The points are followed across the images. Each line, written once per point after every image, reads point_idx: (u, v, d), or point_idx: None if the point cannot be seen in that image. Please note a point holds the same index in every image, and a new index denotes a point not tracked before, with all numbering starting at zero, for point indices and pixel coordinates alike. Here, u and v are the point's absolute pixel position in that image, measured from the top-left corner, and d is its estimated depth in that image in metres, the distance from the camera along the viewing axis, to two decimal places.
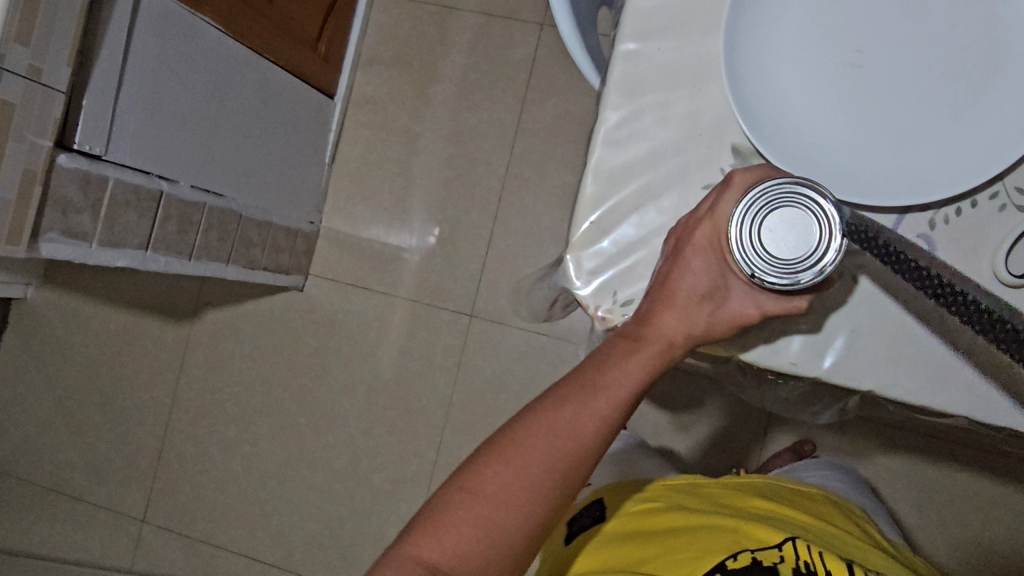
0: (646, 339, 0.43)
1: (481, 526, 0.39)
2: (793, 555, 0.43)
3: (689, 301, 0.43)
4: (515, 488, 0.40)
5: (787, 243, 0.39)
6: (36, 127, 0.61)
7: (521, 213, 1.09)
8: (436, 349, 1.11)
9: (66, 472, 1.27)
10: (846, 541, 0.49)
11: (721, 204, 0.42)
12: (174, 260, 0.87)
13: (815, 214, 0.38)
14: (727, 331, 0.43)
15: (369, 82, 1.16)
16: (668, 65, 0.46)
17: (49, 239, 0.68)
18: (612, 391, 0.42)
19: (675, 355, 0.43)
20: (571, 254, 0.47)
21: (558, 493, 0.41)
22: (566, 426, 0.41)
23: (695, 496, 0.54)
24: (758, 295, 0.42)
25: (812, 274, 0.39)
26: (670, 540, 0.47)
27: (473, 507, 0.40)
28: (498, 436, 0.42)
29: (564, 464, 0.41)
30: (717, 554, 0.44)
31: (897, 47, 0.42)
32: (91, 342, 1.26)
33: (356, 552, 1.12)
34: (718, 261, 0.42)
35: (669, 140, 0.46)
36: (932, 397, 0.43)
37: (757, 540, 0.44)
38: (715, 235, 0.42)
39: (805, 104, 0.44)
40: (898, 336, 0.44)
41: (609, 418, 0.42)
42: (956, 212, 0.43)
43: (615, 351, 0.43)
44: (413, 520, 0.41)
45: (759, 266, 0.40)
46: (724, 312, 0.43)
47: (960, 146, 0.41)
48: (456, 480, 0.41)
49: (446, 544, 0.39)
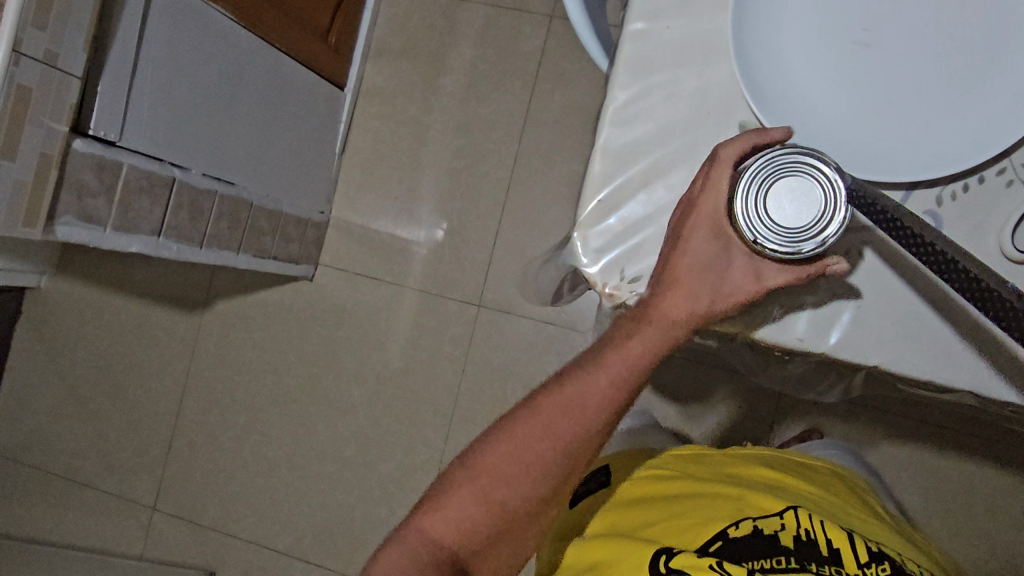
0: (649, 318, 0.43)
1: (483, 501, 0.44)
2: (795, 523, 0.43)
3: (692, 277, 0.43)
4: (516, 466, 0.44)
5: (791, 211, 0.39)
6: (52, 112, 0.62)
7: (529, 203, 1.09)
8: (445, 339, 1.11)
9: (78, 460, 1.28)
10: (848, 511, 0.49)
11: (717, 181, 0.42)
12: (186, 247, 0.88)
13: (821, 185, 0.39)
14: (733, 304, 0.43)
15: (379, 73, 1.17)
16: (676, 44, 0.47)
17: (64, 223, 0.68)
18: (613, 372, 0.44)
19: (678, 335, 0.43)
20: (579, 232, 0.48)
21: (560, 471, 0.45)
22: (568, 410, 0.44)
23: (700, 466, 0.54)
24: (761, 263, 0.42)
25: (814, 244, 0.39)
26: (673, 508, 0.47)
27: (478, 482, 0.44)
28: (507, 416, 0.46)
29: (566, 444, 0.44)
30: (719, 522, 0.44)
31: (905, 25, 0.43)
32: (104, 332, 1.27)
33: (364, 539, 1.13)
34: (720, 235, 0.42)
35: (677, 117, 0.47)
36: (936, 372, 0.43)
37: (759, 510, 0.45)
38: (716, 211, 0.42)
39: (812, 80, 0.44)
40: (902, 310, 0.44)
41: (611, 400, 0.44)
42: (964, 188, 0.43)
43: (619, 332, 0.44)
44: (428, 492, 0.46)
45: (761, 233, 0.40)
46: (728, 288, 0.42)
47: (966, 123, 0.42)
48: (468, 457, 0.46)
49: (451, 517, 0.44)
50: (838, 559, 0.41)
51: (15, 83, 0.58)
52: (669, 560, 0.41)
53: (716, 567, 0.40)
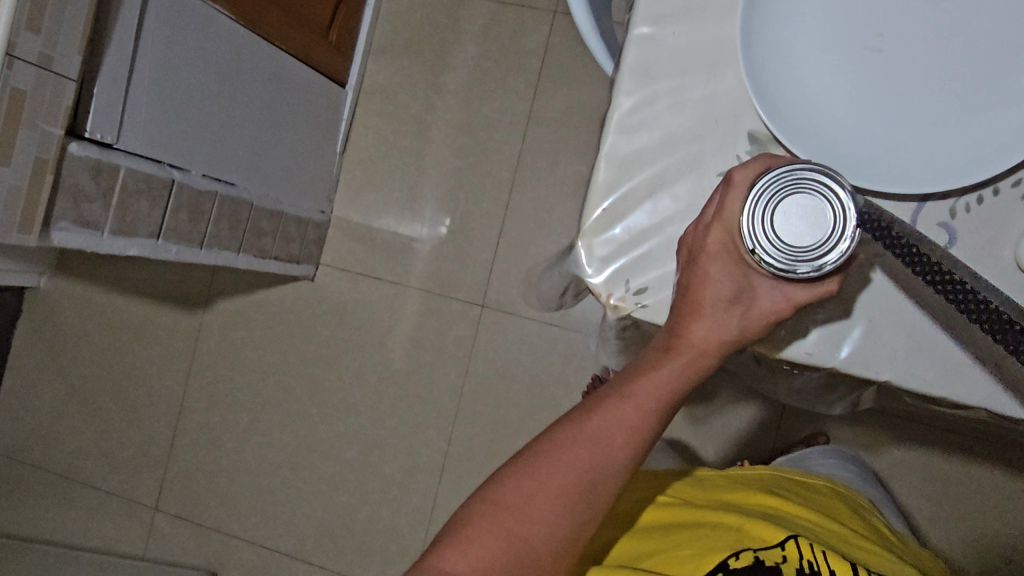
0: (676, 348, 0.42)
1: (505, 538, 0.40)
2: (797, 555, 0.42)
3: (716, 308, 0.41)
4: (540, 501, 0.41)
5: (797, 230, 0.39)
6: (47, 115, 0.61)
7: (532, 202, 1.08)
8: (448, 340, 1.10)
9: (80, 459, 1.28)
10: (854, 539, 0.48)
11: (728, 203, 0.41)
12: (185, 249, 0.87)
13: (833, 209, 0.38)
14: (762, 330, 0.42)
15: (381, 71, 1.15)
16: (683, 50, 0.46)
17: (61, 228, 0.68)
18: (641, 402, 0.42)
19: (706, 364, 0.42)
20: (583, 241, 0.47)
21: (586, 506, 0.41)
22: (592, 439, 0.42)
23: (703, 493, 0.53)
24: (786, 287, 0.41)
25: (811, 270, 0.39)
26: (674, 540, 0.47)
27: (497, 518, 0.41)
28: (526, 449, 0.43)
29: (592, 475, 0.41)
30: (720, 553, 0.43)
31: (920, 31, 0.41)
32: (105, 331, 1.27)
33: (367, 541, 1.12)
34: (737, 262, 0.41)
35: (683, 126, 0.45)
36: (948, 389, 0.42)
37: (761, 540, 0.44)
38: (728, 235, 0.41)
39: (822, 88, 0.43)
40: (912, 326, 0.43)
41: (638, 432, 0.42)
42: (978, 200, 0.42)
43: (645, 363, 0.43)
44: (439, 533, 0.42)
45: (762, 242, 0.39)
46: (755, 312, 0.41)
47: (981, 132, 0.40)
48: (485, 492, 0.42)
49: (467, 555, 0.40)
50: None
51: (9, 87, 0.57)
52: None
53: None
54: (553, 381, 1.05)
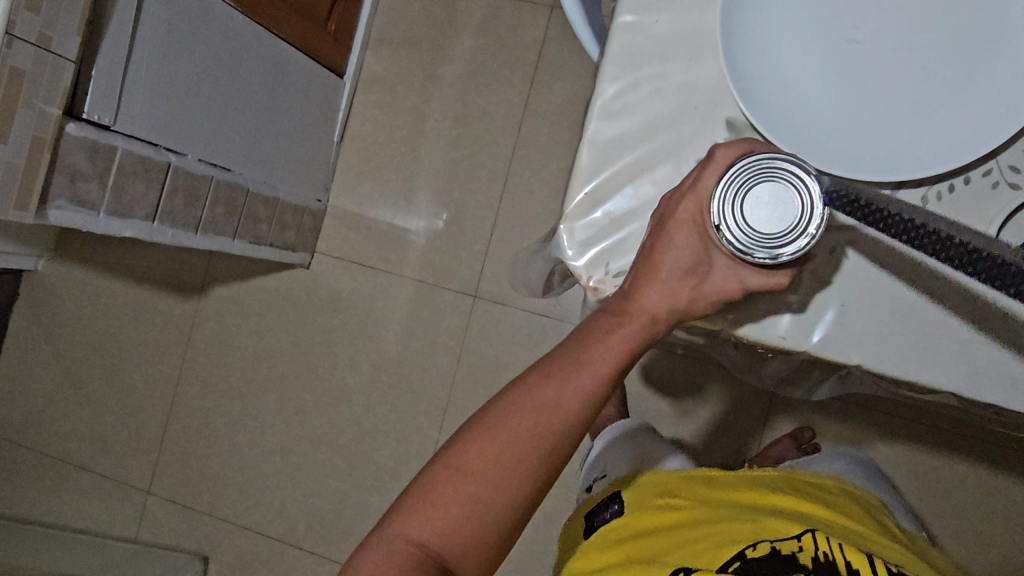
0: (629, 313, 0.44)
1: (466, 504, 0.42)
2: (812, 545, 0.43)
3: (672, 276, 0.44)
4: (499, 465, 0.42)
5: (762, 216, 0.40)
6: (45, 95, 0.62)
7: (525, 195, 1.09)
8: (440, 329, 1.12)
9: (73, 442, 1.29)
10: (868, 537, 0.48)
11: (704, 177, 0.43)
12: (181, 233, 0.88)
13: (803, 201, 0.39)
14: (711, 305, 0.44)
15: (378, 62, 1.16)
16: (664, 39, 0.47)
17: (56, 207, 0.69)
18: (596, 368, 0.43)
19: (657, 330, 0.44)
20: (564, 225, 0.47)
21: (543, 469, 0.43)
22: (550, 404, 0.43)
23: (717, 496, 0.54)
24: (741, 270, 0.43)
25: (767, 258, 0.41)
26: (690, 538, 0.48)
27: (457, 484, 0.42)
28: (484, 413, 0.44)
29: (549, 438, 0.43)
30: (736, 544, 0.44)
31: (896, 21, 0.43)
32: (100, 315, 1.28)
33: (357, 527, 1.14)
34: (701, 236, 0.43)
35: (664, 112, 0.46)
36: (919, 371, 0.43)
37: (777, 533, 0.45)
38: (698, 210, 0.43)
39: (799, 77, 0.44)
40: (885, 310, 0.44)
41: (592, 395, 0.43)
42: (950, 188, 0.43)
43: (600, 327, 0.44)
44: (401, 497, 0.44)
45: (729, 220, 0.41)
46: (708, 287, 0.44)
47: (950, 124, 0.42)
48: (443, 456, 0.44)
49: (431, 520, 0.42)
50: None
51: (8, 65, 0.58)
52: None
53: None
54: None
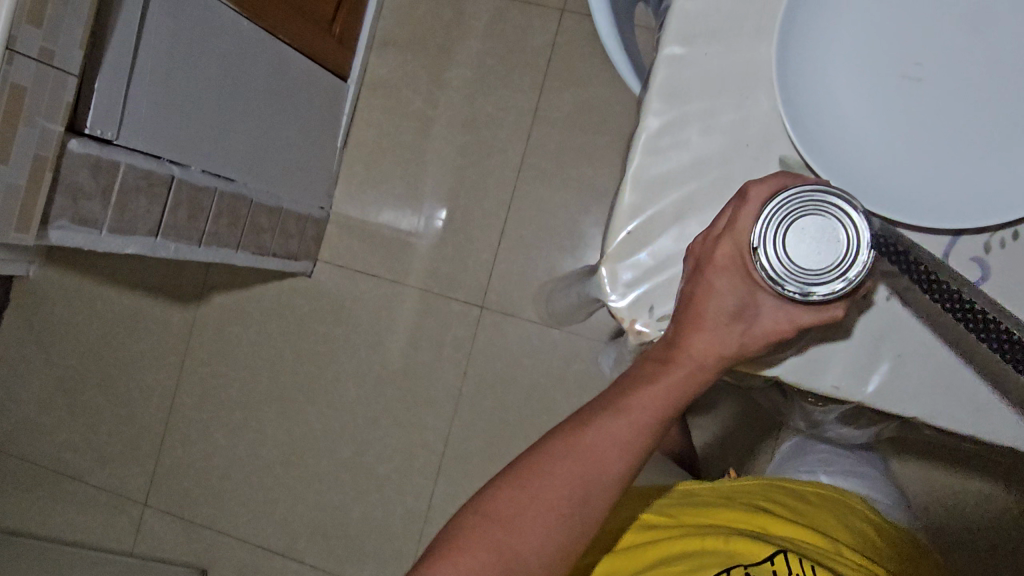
0: (674, 360, 0.43)
1: (496, 550, 0.42)
2: (786, 572, 0.41)
3: (719, 322, 0.42)
4: (534, 512, 0.42)
5: (803, 249, 0.39)
6: (47, 112, 0.59)
7: (534, 204, 1.07)
8: (446, 340, 1.09)
9: (67, 452, 1.25)
10: (849, 557, 0.46)
11: (741, 218, 0.41)
12: (184, 247, 0.85)
13: (848, 244, 0.38)
14: (762, 346, 0.42)
15: (383, 65, 1.13)
16: (714, 71, 0.44)
17: (58, 226, 0.65)
18: (635, 417, 0.43)
19: (705, 378, 0.43)
20: (606, 265, 0.46)
21: (576, 522, 0.43)
22: (587, 454, 0.43)
23: (697, 512, 0.53)
24: (790, 309, 0.41)
25: (797, 294, 0.39)
26: (666, 562, 0.46)
27: (489, 530, 0.42)
28: (519, 461, 0.44)
29: (584, 489, 0.43)
30: (709, 572, 0.43)
31: (959, 58, 0.41)
32: (94, 322, 1.24)
33: (361, 540, 1.12)
34: (744, 280, 0.41)
35: (713, 150, 0.45)
36: (977, 426, 0.42)
37: (750, 558, 0.44)
38: (737, 251, 0.41)
39: (855, 114, 0.42)
40: (943, 362, 0.43)
41: (631, 446, 0.43)
42: (1014, 236, 0.42)
43: (642, 376, 0.44)
44: (430, 546, 0.43)
45: (768, 246, 0.39)
46: (757, 330, 0.42)
47: (1015, 168, 0.40)
48: (475, 503, 0.44)
49: (459, 566, 0.41)
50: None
51: (8, 82, 0.55)
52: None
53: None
54: (554, 384, 1.05)
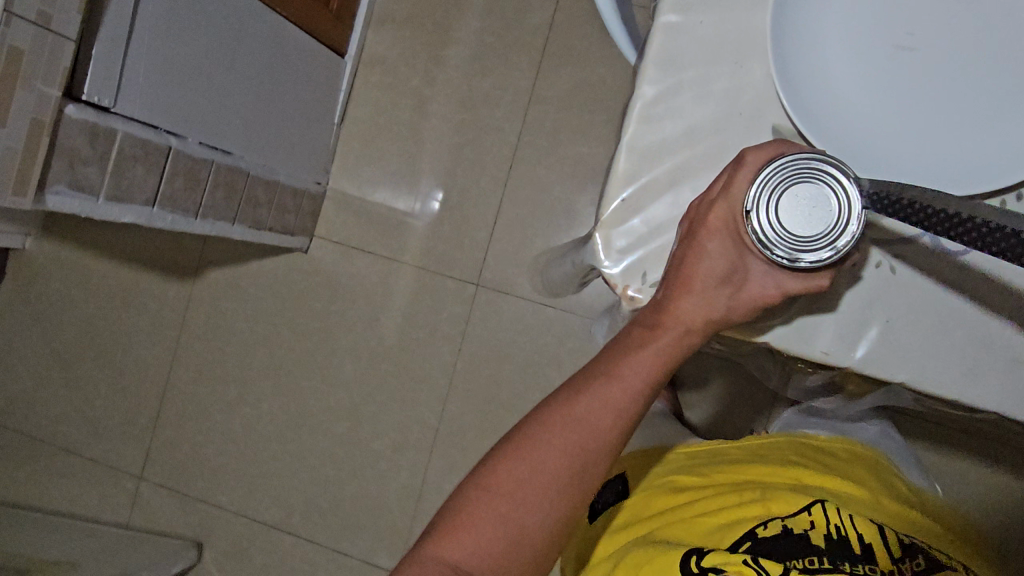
0: (662, 326, 0.43)
1: (500, 523, 0.43)
2: (825, 521, 0.44)
3: (707, 286, 0.42)
4: (533, 483, 0.43)
5: (794, 215, 0.39)
6: (44, 76, 0.59)
7: (531, 182, 1.07)
8: (442, 317, 1.10)
9: (63, 425, 1.26)
10: (878, 506, 0.48)
11: (735, 182, 0.41)
12: (180, 218, 0.85)
13: (840, 212, 0.39)
14: (748, 314, 0.42)
15: (381, 42, 1.13)
16: (709, 40, 0.45)
17: (55, 192, 0.66)
18: (627, 384, 0.44)
19: (693, 342, 0.43)
20: (601, 231, 0.46)
21: (575, 489, 0.44)
22: (581, 422, 0.44)
23: (725, 468, 0.54)
24: (778, 275, 0.41)
25: (785, 259, 0.40)
26: (699, 519, 0.47)
27: (491, 504, 0.43)
28: (515, 433, 0.45)
29: (581, 457, 0.44)
30: (747, 524, 0.45)
31: (950, 28, 0.41)
32: (90, 296, 1.24)
33: (355, 514, 1.13)
34: (735, 244, 0.42)
35: (707, 117, 0.45)
36: (964, 391, 0.44)
37: (787, 508, 0.46)
38: (731, 214, 0.41)
39: (848, 82, 0.42)
40: (932, 328, 0.44)
41: (625, 411, 0.44)
42: (1002, 205, 0.43)
43: (630, 342, 0.44)
44: (434, 521, 0.45)
45: (761, 208, 0.40)
46: (745, 295, 0.42)
47: (1001, 138, 0.41)
48: (474, 477, 0.45)
49: (465, 540, 0.43)
50: (871, 556, 0.42)
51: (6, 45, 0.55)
52: (701, 559, 0.42)
53: (751, 564, 0.41)
54: (548, 362, 1.05)
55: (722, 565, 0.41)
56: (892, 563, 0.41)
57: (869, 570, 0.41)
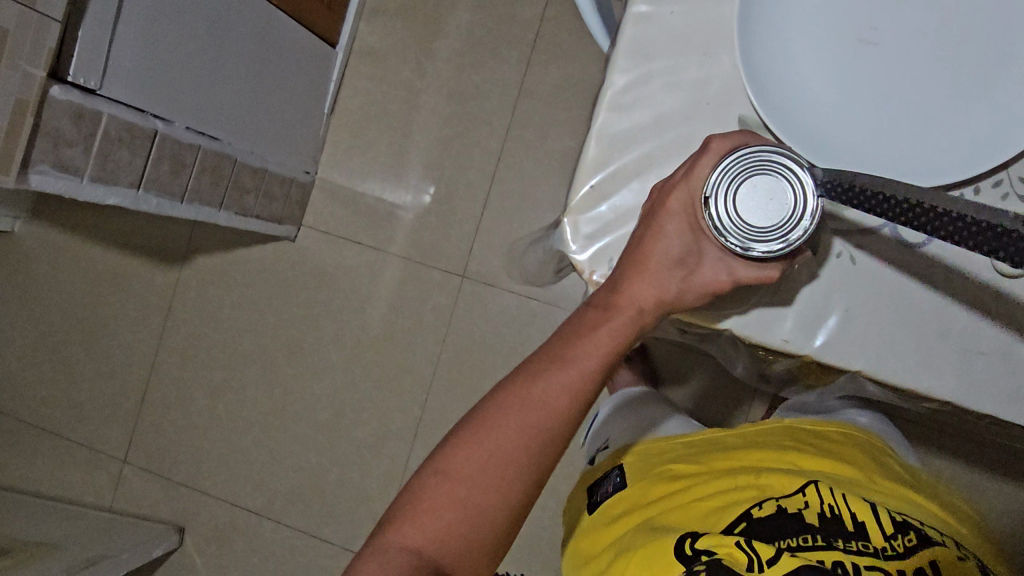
0: (615, 308, 0.45)
1: (458, 508, 0.42)
2: (818, 501, 0.44)
3: (661, 267, 0.44)
4: (491, 469, 0.43)
5: (751, 207, 0.41)
6: (29, 55, 0.59)
7: (518, 175, 1.08)
8: (427, 308, 1.11)
9: (48, 408, 1.26)
10: (874, 486, 0.48)
11: (698, 167, 0.43)
12: (166, 202, 0.86)
13: (795, 205, 0.40)
14: (698, 297, 0.44)
15: (373, 33, 1.13)
16: (679, 32, 0.47)
17: (39, 171, 0.66)
18: (583, 365, 0.45)
19: (646, 322, 0.45)
20: (568, 218, 0.48)
21: (535, 470, 0.44)
22: (540, 405, 0.44)
23: (718, 455, 0.54)
24: (731, 262, 0.43)
25: (738, 248, 0.42)
26: (694, 504, 0.48)
27: (449, 489, 0.43)
28: (472, 417, 0.45)
29: (541, 438, 0.44)
30: (741, 507, 0.45)
31: (911, 26, 0.43)
32: (78, 280, 1.24)
33: (337, 502, 1.13)
34: (692, 229, 0.44)
35: (675, 107, 0.47)
36: (920, 379, 0.46)
37: (781, 490, 0.46)
38: (690, 200, 0.43)
39: (812, 74, 0.44)
40: (889, 319, 0.46)
41: (582, 392, 0.45)
42: (959, 199, 0.45)
43: (586, 324, 0.45)
44: (391, 510, 0.44)
45: (721, 197, 0.41)
46: (698, 277, 0.44)
47: (955, 134, 0.42)
48: (433, 463, 0.44)
49: (423, 527, 0.42)
50: (863, 532, 0.42)
51: None
52: (694, 542, 0.43)
53: (742, 546, 0.41)
54: (530, 353, 1.06)
55: (713, 548, 0.41)
56: (885, 538, 0.41)
57: (860, 545, 0.41)
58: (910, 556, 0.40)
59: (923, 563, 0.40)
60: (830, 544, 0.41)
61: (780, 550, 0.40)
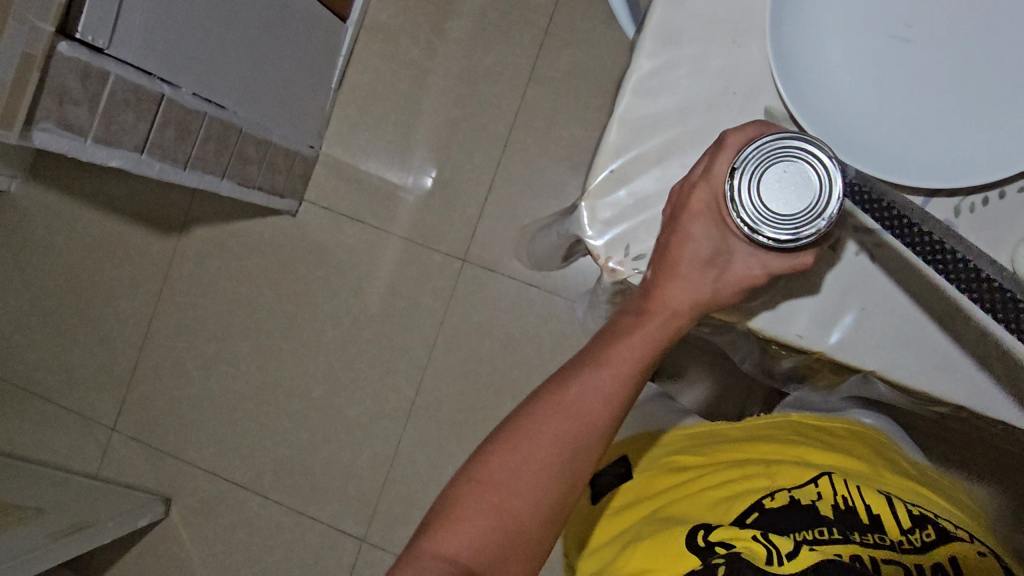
0: (651, 311, 0.46)
1: (495, 514, 0.43)
2: (831, 493, 0.45)
3: (692, 268, 0.45)
4: (525, 475, 0.44)
5: (773, 190, 0.41)
6: (38, 9, 0.57)
7: (524, 161, 1.07)
8: (426, 289, 1.10)
9: (38, 371, 1.25)
10: (882, 478, 0.49)
11: (725, 148, 0.43)
12: (169, 167, 0.85)
13: (819, 200, 0.40)
14: (734, 294, 0.45)
15: (384, 9, 1.12)
16: (709, 18, 0.47)
17: (42, 128, 0.64)
18: (616, 369, 0.46)
19: (680, 322, 0.46)
20: (586, 202, 0.48)
21: (569, 477, 0.45)
22: (572, 410, 0.45)
23: (724, 445, 0.54)
24: (762, 256, 0.44)
25: (746, 226, 0.42)
26: (704, 492, 0.48)
27: (487, 496, 0.44)
28: (506, 425, 0.46)
29: (576, 444, 0.45)
30: (753, 497, 0.45)
31: (944, 25, 0.42)
32: (73, 244, 1.22)
33: (325, 480, 1.13)
34: (717, 225, 0.45)
35: (701, 94, 0.47)
36: (933, 383, 0.46)
37: (793, 481, 0.46)
38: (712, 198, 0.44)
39: (840, 68, 0.44)
40: (905, 320, 0.46)
41: (615, 396, 0.46)
42: (984, 201, 0.45)
43: (620, 329, 0.47)
44: (426, 519, 0.45)
45: (749, 171, 0.41)
46: (730, 275, 0.45)
47: (977, 139, 0.42)
48: (466, 471, 0.45)
49: (462, 535, 0.43)
50: (879, 526, 0.42)
51: None
52: (708, 534, 0.43)
53: (760, 540, 0.41)
54: (529, 340, 1.06)
55: (730, 540, 0.42)
56: (901, 532, 0.42)
57: (877, 538, 0.41)
58: (929, 550, 0.41)
59: (941, 558, 0.40)
60: (847, 537, 0.41)
61: (798, 544, 0.40)
